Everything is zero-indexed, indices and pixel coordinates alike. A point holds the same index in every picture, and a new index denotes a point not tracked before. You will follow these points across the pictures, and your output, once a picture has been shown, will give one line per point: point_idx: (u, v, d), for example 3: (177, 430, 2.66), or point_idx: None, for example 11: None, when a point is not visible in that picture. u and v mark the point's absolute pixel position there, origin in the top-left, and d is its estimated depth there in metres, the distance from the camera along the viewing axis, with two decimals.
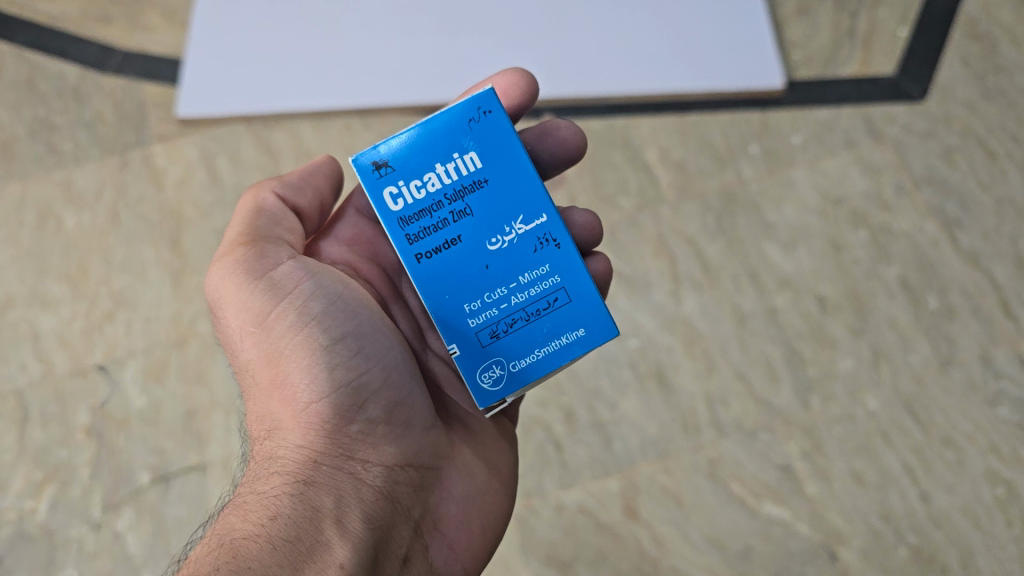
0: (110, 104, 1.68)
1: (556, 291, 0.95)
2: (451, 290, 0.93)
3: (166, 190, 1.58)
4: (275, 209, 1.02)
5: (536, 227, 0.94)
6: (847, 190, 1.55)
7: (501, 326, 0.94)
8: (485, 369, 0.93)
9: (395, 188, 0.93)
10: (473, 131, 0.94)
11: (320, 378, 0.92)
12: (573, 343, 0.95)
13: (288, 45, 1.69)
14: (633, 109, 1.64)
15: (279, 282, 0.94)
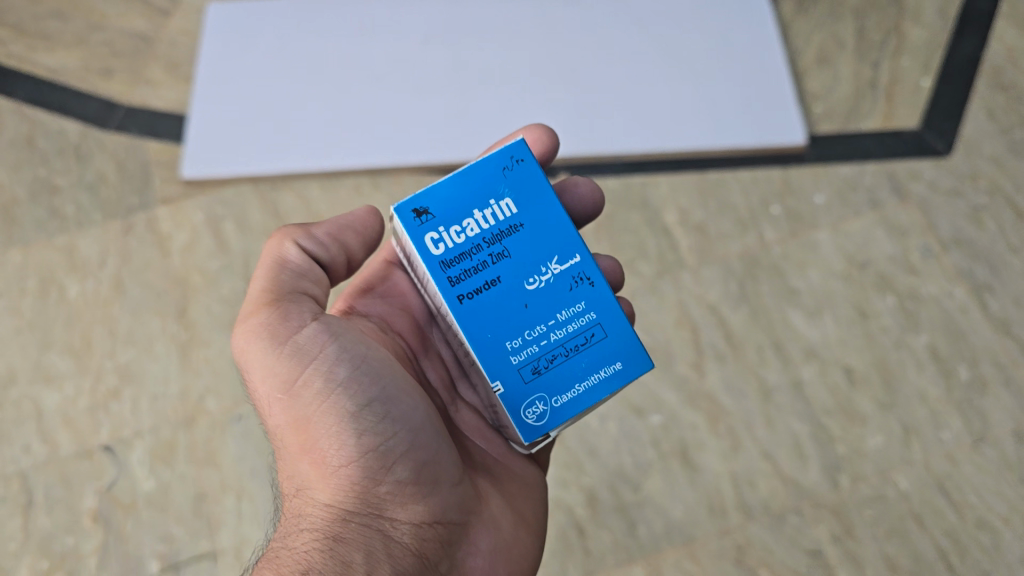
0: (112, 163, 1.64)
1: (591, 328, 0.86)
2: (494, 329, 0.85)
3: (172, 256, 1.54)
4: (300, 264, 0.94)
5: (571, 267, 0.87)
6: (873, 253, 1.51)
7: (543, 363, 0.85)
8: (528, 404, 0.85)
9: (435, 231, 0.86)
10: (507, 178, 0.87)
11: (348, 441, 0.87)
12: (611, 378, 0.85)
13: (300, 105, 1.67)
14: (651, 167, 1.60)
15: (304, 345, 0.88)
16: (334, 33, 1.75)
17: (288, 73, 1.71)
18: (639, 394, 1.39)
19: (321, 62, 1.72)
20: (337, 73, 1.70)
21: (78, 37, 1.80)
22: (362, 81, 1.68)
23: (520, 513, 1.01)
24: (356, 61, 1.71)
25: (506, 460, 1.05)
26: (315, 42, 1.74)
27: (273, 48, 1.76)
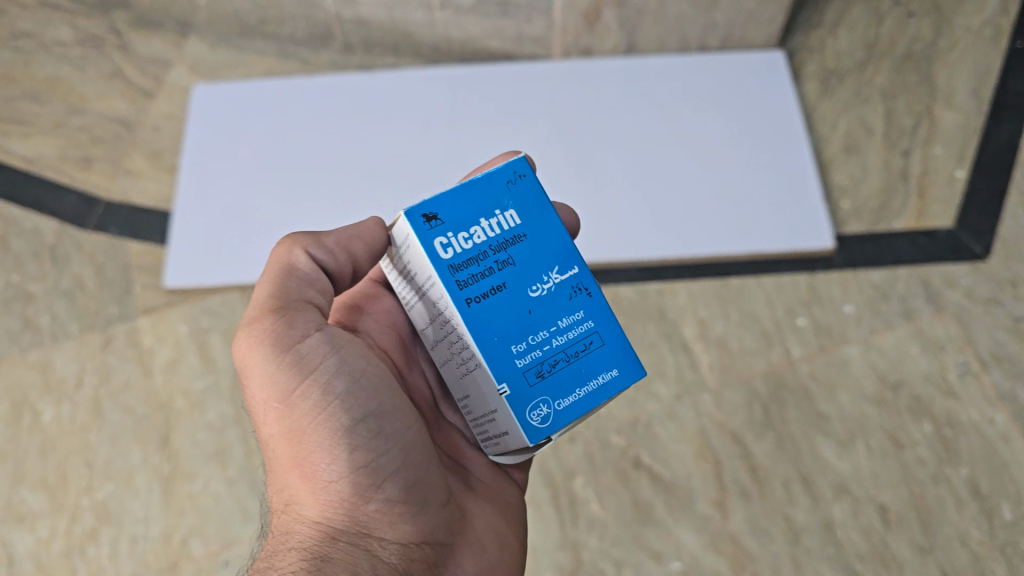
0: (91, 267, 1.54)
1: (589, 335, 0.81)
2: (500, 332, 0.78)
3: (154, 375, 1.43)
4: (310, 273, 0.83)
5: (570, 278, 0.82)
6: (908, 372, 1.40)
7: (546, 367, 0.79)
8: (532, 407, 0.78)
9: (442, 234, 0.79)
10: (510, 191, 0.82)
11: (341, 456, 0.77)
12: (610, 385, 0.80)
13: (292, 196, 1.57)
14: (668, 273, 1.49)
15: (303, 352, 0.78)
16: (330, 119, 1.65)
17: (281, 160, 1.62)
18: (658, 537, 1.29)
19: (316, 150, 1.62)
20: (334, 162, 1.60)
21: (55, 122, 1.70)
22: (360, 173, 1.58)
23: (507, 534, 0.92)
24: (354, 150, 1.61)
25: (494, 481, 0.96)
26: (311, 128, 1.65)
27: (265, 132, 1.65)
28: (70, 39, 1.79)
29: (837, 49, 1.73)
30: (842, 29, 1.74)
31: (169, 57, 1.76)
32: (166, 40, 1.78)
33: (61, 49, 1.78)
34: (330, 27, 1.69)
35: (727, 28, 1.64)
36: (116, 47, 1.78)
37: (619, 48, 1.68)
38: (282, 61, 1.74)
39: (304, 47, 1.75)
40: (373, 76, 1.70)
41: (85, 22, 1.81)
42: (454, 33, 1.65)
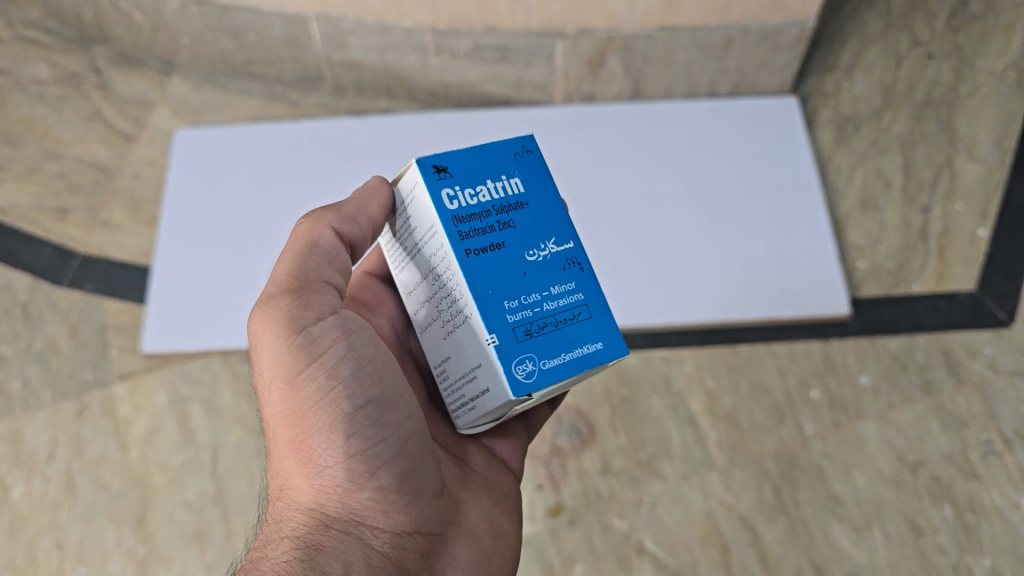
0: (66, 329, 1.46)
1: (577, 307, 0.79)
2: (495, 285, 0.77)
3: (130, 448, 1.36)
4: (332, 250, 0.84)
5: (565, 252, 0.81)
6: (927, 450, 1.32)
7: (534, 327, 0.77)
8: (518, 361, 0.74)
9: (449, 186, 0.79)
10: (516, 163, 0.83)
11: (339, 443, 0.76)
12: (593, 356, 0.77)
13: (277, 250, 1.49)
14: (674, 339, 1.42)
15: (310, 336, 0.78)
16: (318, 164, 1.57)
17: (265, 210, 1.53)
18: None
19: (305, 195, 1.54)
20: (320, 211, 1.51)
21: (30, 168, 1.61)
22: None
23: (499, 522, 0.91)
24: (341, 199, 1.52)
25: (488, 471, 0.94)
26: (297, 174, 1.56)
27: (249, 178, 1.57)
28: (47, 77, 1.70)
29: (853, 94, 1.63)
30: (858, 71, 1.65)
31: (151, 98, 1.67)
32: (147, 79, 1.69)
33: (38, 88, 1.69)
34: (319, 69, 1.60)
35: (739, 74, 1.56)
36: (96, 86, 1.69)
37: (624, 93, 1.59)
38: (269, 102, 1.65)
39: (293, 88, 1.66)
40: (365, 120, 1.61)
41: (63, 58, 1.72)
42: (449, 77, 1.57)
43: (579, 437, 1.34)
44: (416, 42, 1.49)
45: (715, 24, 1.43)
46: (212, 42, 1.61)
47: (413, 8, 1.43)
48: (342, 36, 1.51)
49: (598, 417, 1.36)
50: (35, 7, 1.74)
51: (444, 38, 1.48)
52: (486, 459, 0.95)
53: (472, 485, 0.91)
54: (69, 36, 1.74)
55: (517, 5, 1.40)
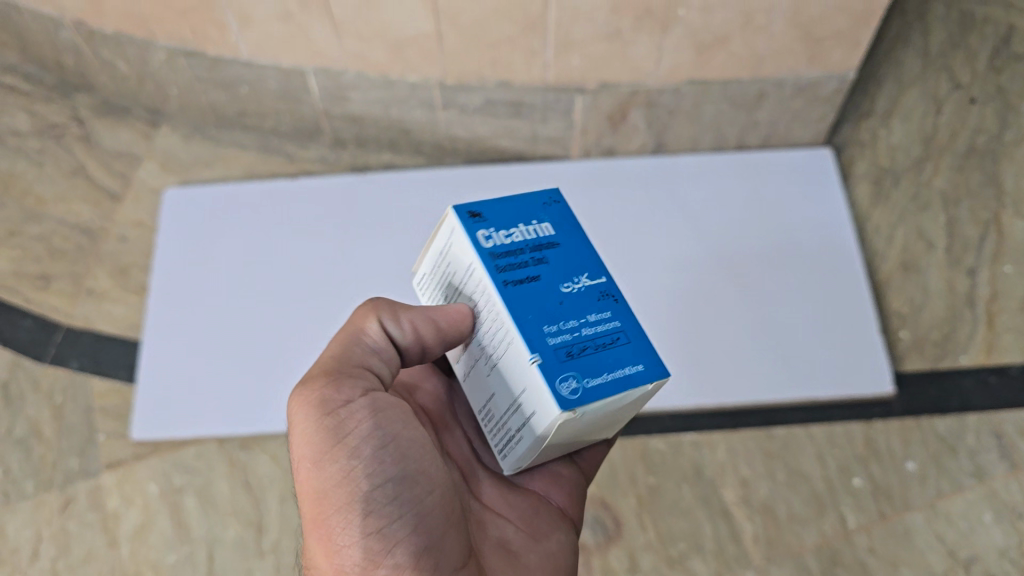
0: (49, 411, 1.35)
1: (614, 332, 0.71)
2: (534, 312, 0.71)
3: (120, 546, 1.26)
4: (382, 343, 0.78)
5: (598, 284, 0.75)
6: (981, 545, 1.21)
7: (575, 351, 0.69)
8: (561, 379, 0.67)
9: (484, 228, 0.75)
10: (546, 211, 0.79)
11: (358, 521, 0.69)
12: (634, 378, 0.69)
13: (277, 328, 1.39)
14: (704, 421, 1.32)
15: (334, 415, 0.72)
16: (320, 228, 1.47)
17: (265, 276, 1.43)
18: None
19: (305, 261, 1.44)
20: (324, 284, 1.42)
21: (9, 230, 1.50)
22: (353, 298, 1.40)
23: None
24: (346, 270, 1.43)
25: (541, 527, 0.85)
26: (298, 239, 1.46)
27: (246, 242, 1.47)
28: (27, 128, 1.59)
29: (891, 143, 1.51)
30: (895, 118, 1.53)
31: (139, 151, 1.57)
32: (134, 130, 1.59)
33: (17, 140, 1.58)
34: (318, 122, 1.50)
35: (770, 127, 1.46)
36: (78, 138, 1.58)
37: (646, 147, 1.49)
38: (265, 157, 1.55)
39: (290, 141, 1.57)
40: (367, 177, 1.51)
41: (44, 107, 1.61)
42: (459, 131, 1.46)
43: (604, 532, 1.24)
44: (422, 96, 1.39)
45: (748, 77, 1.32)
46: (202, 93, 1.50)
47: (420, 63, 1.33)
48: (342, 91, 1.41)
49: (624, 509, 1.26)
50: (13, 52, 1.62)
51: (452, 93, 1.38)
52: (537, 511, 0.86)
53: (517, 545, 0.82)
54: (49, 82, 1.63)
55: (533, 60, 1.29)
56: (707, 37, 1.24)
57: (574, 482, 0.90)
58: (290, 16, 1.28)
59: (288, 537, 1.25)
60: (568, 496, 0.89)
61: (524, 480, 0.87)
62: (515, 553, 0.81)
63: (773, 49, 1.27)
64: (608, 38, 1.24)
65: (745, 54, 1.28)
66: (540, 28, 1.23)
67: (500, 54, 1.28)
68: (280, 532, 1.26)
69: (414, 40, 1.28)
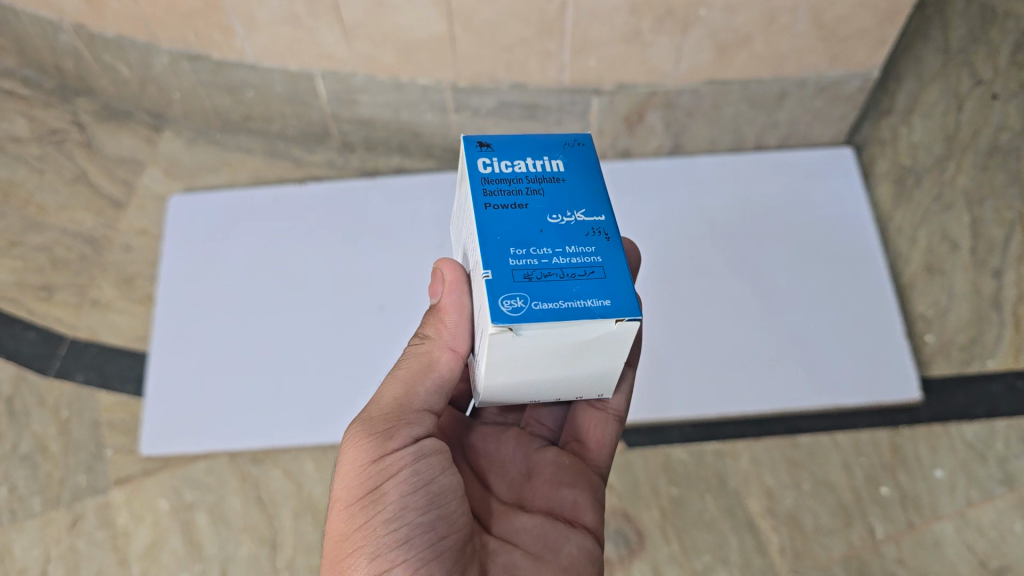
0: (56, 426, 1.32)
1: (591, 266, 0.67)
2: (505, 233, 0.68)
3: (130, 565, 1.22)
4: (448, 377, 0.75)
5: (593, 222, 0.70)
6: (1012, 554, 1.17)
7: (539, 276, 0.65)
8: (507, 295, 0.63)
9: (487, 156, 0.73)
10: (564, 150, 0.75)
11: (365, 563, 0.68)
12: (596, 311, 0.63)
13: (288, 341, 1.35)
14: (728, 430, 1.29)
15: (380, 460, 0.71)
16: (332, 236, 1.43)
17: (277, 284, 1.40)
18: None
19: (317, 269, 1.40)
20: (337, 295, 1.38)
21: (9, 240, 1.46)
22: (367, 309, 1.36)
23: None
24: (359, 279, 1.39)
25: (550, 544, 0.77)
26: (309, 249, 1.42)
27: (256, 251, 1.43)
28: (26, 133, 1.55)
29: (912, 141, 1.45)
30: (916, 116, 1.44)
31: (142, 157, 1.53)
32: (137, 135, 1.55)
33: (16, 146, 1.54)
34: (326, 126, 1.47)
35: (790, 127, 1.44)
36: (80, 144, 1.54)
37: (663, 148, 1.47)
38: (271, 161, 1.52)
39: (297, 145, 1.53)
40: (376, 182, 1.48)
41: (43, 111, 1.57)
42: None
43: (628, 545, 1.21)
44: (433, 100, 1.36)
45: (769, 76, 1.31)
46: (206, 98, 1.46)
47: (432, 66, 1.30)
48: (351, 94, 1.38)
49: (647, 521, 1.23)
50: (10, 56, 1.58)
51: (465, 96, 1.34)
52: (544, 530, 0.78)
53: (525, 569, 0.75)
54: (49, 87, 1.59)
55: (549, 62, 1.27)
56: (728, 37, 1.23)
57: (589, 489, 0.82)
58: (296, 19, 1.24)
59: (304, 554, 1.22)
60: (579, 505, 0.80)
61: (530, 502, 0.81)
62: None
63: (795, 49, 1.26)
64: (627, 40, 1.23)
65: (767, 54, 1.26)
66: (557, 31, 1.21)
67: (515, 56, 1.26)
68: (295, 549, 1.23)
69: (426, 42, 1.25)
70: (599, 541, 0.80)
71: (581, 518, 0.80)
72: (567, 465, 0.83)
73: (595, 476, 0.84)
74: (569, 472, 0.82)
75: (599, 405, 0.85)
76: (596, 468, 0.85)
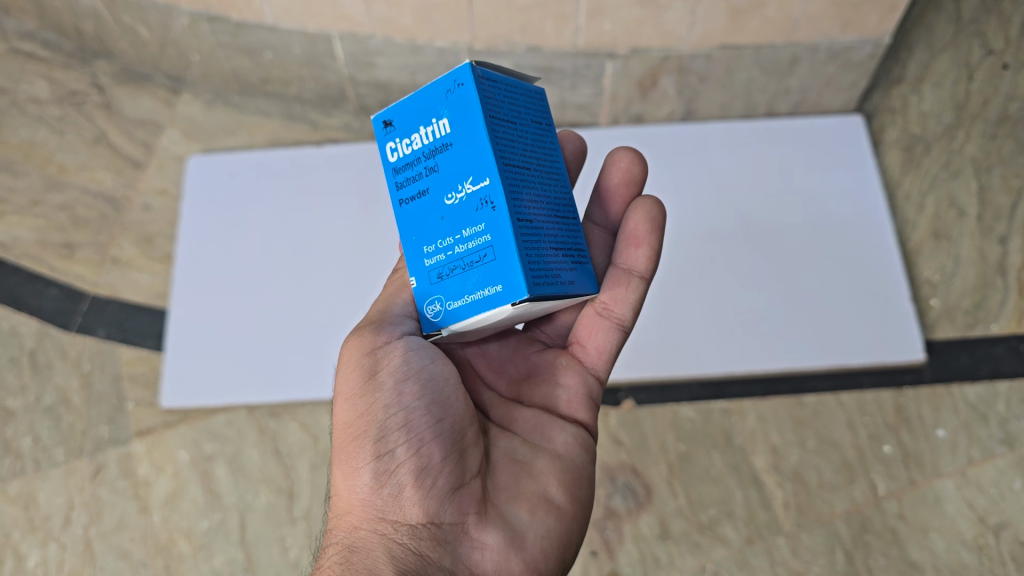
0: (78, 380, 1.35)
1: (484, 249, 0.71)
2: (418, 231, 0.75)
3: (152, 513, 1.26)
4: None
5: (482, 191, 0.71)
6: (1011, 512, 1.21)
7: (447, 273, 0.74)
8: (426, 303, 0.75)
9: (390, 139, 0.77)
10: (447, 101, 0.73)
11: (369, 447, 0.71)
12: (491, 301, 0.70)
13: (305, 296, 1.38)
14: (734, 389, 1.33)
15: (371, 354, 0.75)
16: (348, 197, 1.45)
17: (291, 239, 1.43)
18: None
19: (330, 226, 1.43)
20: (350, 258, 1.40)
21: (32, 199, 1.49)
22: (381, 271, 1.38)
23: (555, 494, 0.75)
24: (373, 243, 1.41)
25: (545, 433, 0.80)
26: (323, 211, 1.45)
27: (273, 210, 1.46)
28: (47, 95, 1.57)
29: (922, 110, 1.46)
30: (926, 85, 1.46)
31: (160, 119, 1.55)
32: (155, 97, 1.57)
33: (37, 108, 1.56)
34: (343, 89, 1.49)
35: (801, 93, 1.46)
36: (100, 106, 1.56)
37: (675, 114, 1.49)
38: (289, 124, 1.54)
39: (314, 108, 1.55)
40: None
41: (63, 74, 1.59)
42: None
43: (635, 498, 1.25)
44: (449, 62, 1.38)
45: (781, 42, 1.33)
46: (225, 60, 1.48)
47: (448, 27, 1.32)
48: (368, 56, 1.40)
49: (654, 476, 1.26)
50: (30, 18, 1.60)
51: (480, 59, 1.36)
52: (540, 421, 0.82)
53: (524, 454, 0.78)
54: (68, 49, 1.61)
55: (564, 25, 1.29)
56: (741, 1, 1.25)
57: (583, 390, 0.85)
58: None
59: (319, 504, 1.25)
60: (572, 402, 0.84)
61: (527, 397, 0.85)
62: (523, 463, 0.77)
63: (807, 14, 1.27)
64: (641, 4, 1.24)
65: (780, 19, 1.28)
66: None
67: (531, 19, 1.28)
68: (311, 499, 1.26)
69: (443, 5, 1.28)
70: (593, 436, 0.83)
71: (574, 414, 0.83)
72: (562, 364, 0.87)
73: (588, 376, 0.86)
74: (562, 372, 0.86)
75: (603, 311, 0.85)
76: (593, 371, 0.86)
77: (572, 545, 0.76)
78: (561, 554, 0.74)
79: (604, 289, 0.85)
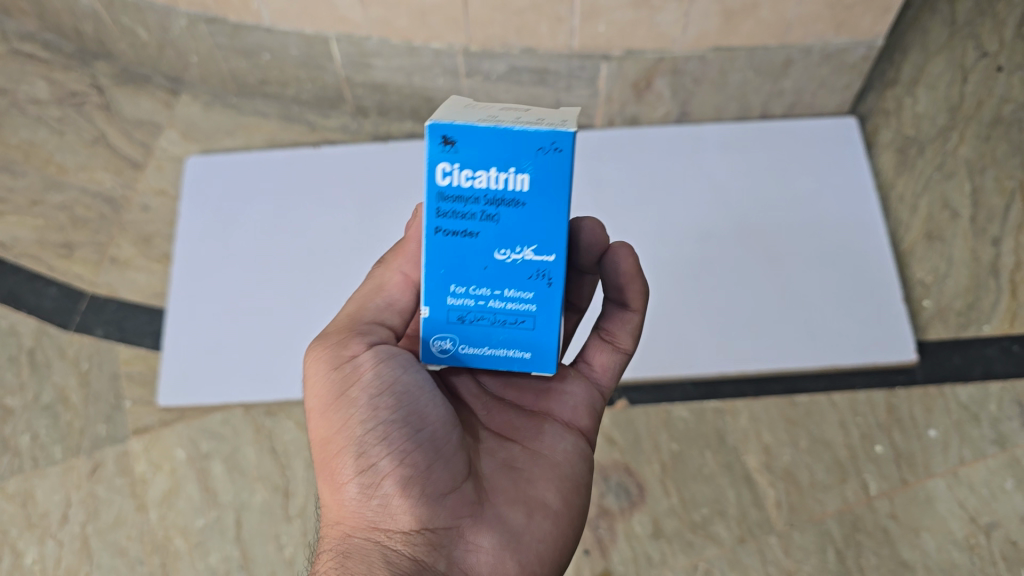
0: (76, 378, 1.36)
1: (523, 315, 0.76)
2: (449, 267, 0.75)
3: (148, 511, 1.27)
4: (398, 297, 0.81)
5: (541, 262, 0.74)
6: (1002, 511, 1.22)
7: (470, 318, 0.76)
8: (437, 337, 0.77)
9: (448, 161, 0.71)
10: (535, 159, 0.70)
11: (351, 461, 0.72)
12: (514, 362, 0.77)
13: (302, 296, 1.39)
14: (728, 389, 1.33)
15: (341, 368, 0.75)
16: (344, 197, 1.46)
17: (288, 241, 1.44)
18: None
19: (327, 227, 1.44)
20: (346, 258, 1.41)
21: (31, 199, 1.50)
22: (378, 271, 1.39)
23: (551, 499, 0.77)
24: (371, 245, 1.42)
25: (546, 443, 0.80)
26: (320, 211, 1.46)
27: (268, 213, 1.47)
28: (46, 95, 1.59)
29: (916, 111, 1.48)
30: (921, 86, 1.49)
31: (159, 119, 1.56)
32: (154, 98, 1.58)
33: (37, 108, 1.57)
34: (340, 90, 1.50)
35: (796, 94, 1.46)
36: (99, 107, 1.57)
37: (671, 115, 1.50)
38: (286, 125, 1.55)
39: (311, 109, 1.56)
40: (387, 146, 1.51)
41: (63, 75, 1.60)
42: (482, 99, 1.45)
43: (628, 498, 1.26)
44: (446, 64, 1.39)
45: (775, 44, 1.34)
46: (223, 61, 1.50)
47: (444, 29, 1.33)
48: (365, 57, 1.41)
49: (647, 475, 1.27)
50: (30, 20, 1.62)
51: (476, 60, 1.38)
52: (541, 430, 0.82)
53: (523, 462, 0.79)
54: (68, 51, 1.62)
55: (559, 27, 1.30)
56: (735, 4, 1.25)
57: (589, 398, 0.85)
58: None
59: (314, 502, 1.26)
60: (575, 410, 0.84)
61: (530, 404, 0.84)
62: (519, 470, 0.78)
63: (801, 16, 1.28)
64: (635, 6, 1.25)
65: (773, 21, 1.29)
66: None
67: (526, 21, 1.29)
68: (307, 497, 1.27)
69: (439, 7, 1.29)
70: (592, 445, 0.83)
71: (577, 422, 0.83)
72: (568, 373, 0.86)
73: (595, 389, 0.86)
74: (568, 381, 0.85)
75: (608, 338, 0.88)
76: (598, 386, 0.87)
77: (568, 547, 0.77)
78: (557, 556, 0.75)
79: (605, 320, 0.88)
